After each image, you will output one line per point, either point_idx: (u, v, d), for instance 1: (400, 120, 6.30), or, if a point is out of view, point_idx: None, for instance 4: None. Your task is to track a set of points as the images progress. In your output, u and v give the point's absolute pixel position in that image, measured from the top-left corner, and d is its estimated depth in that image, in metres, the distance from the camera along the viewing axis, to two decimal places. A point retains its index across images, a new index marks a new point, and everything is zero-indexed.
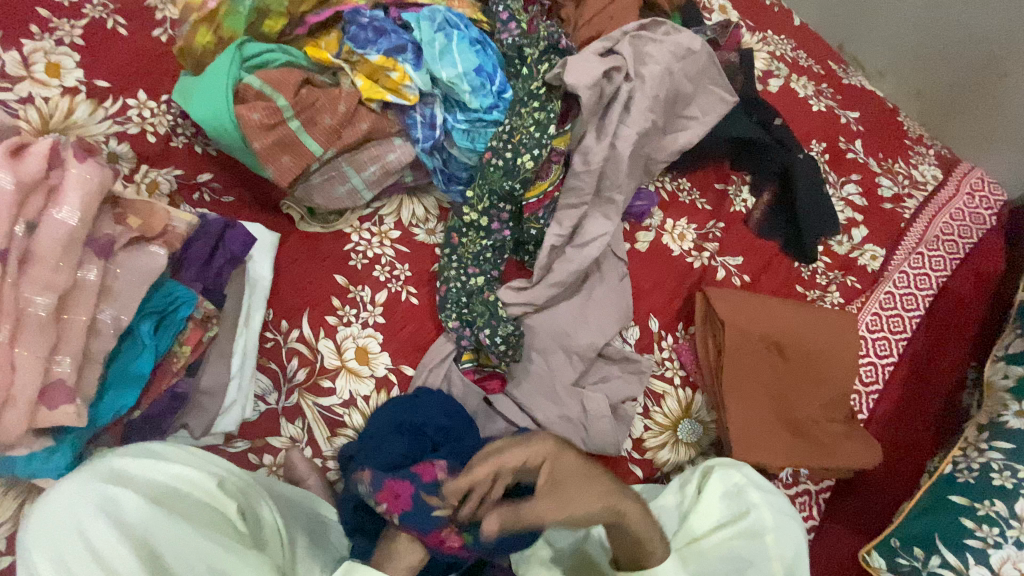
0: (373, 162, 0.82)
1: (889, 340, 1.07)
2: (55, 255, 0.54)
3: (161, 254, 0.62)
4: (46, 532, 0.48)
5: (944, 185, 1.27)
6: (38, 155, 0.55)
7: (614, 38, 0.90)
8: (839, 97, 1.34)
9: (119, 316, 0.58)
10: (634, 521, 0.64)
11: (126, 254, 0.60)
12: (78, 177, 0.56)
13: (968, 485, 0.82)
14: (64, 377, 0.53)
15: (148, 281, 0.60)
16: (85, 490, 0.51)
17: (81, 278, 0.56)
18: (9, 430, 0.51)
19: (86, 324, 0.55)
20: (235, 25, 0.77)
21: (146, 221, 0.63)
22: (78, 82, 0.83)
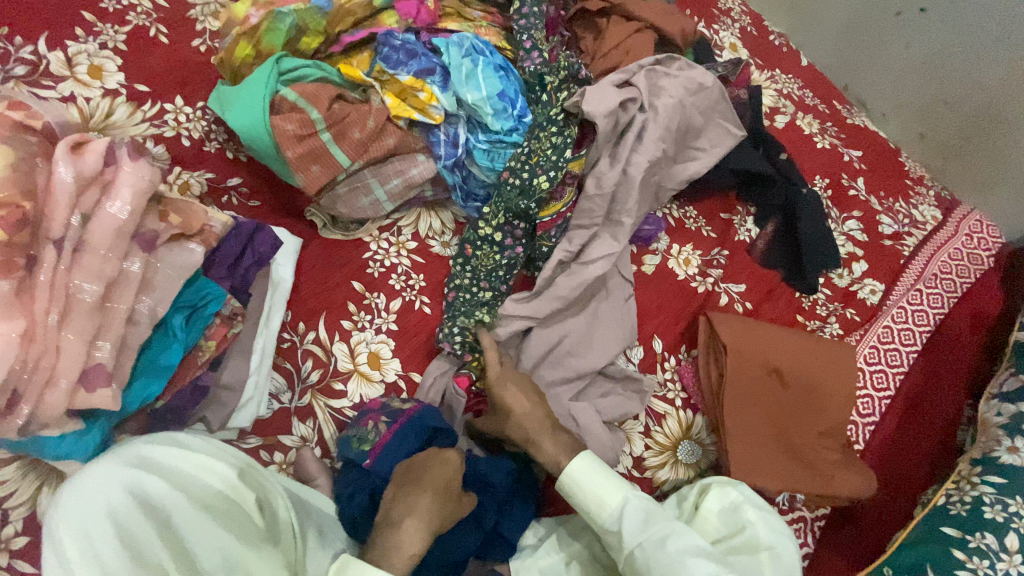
0: (396, 176, 0.86)
1: (886, 373, 1.10)
2: (105, 247, 0.57)
3: (198, 251, 0.65)
4: (73, 508, 0.49)
5: (943, 226, 1.31)
6: (95, 152, 0.58)
7: (631, 71, 0.95)
8: (843, 136, 1.39)
9: (155, 308, 0.61)
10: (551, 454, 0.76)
11: (166, 249, 0.63)
12: (130, 175, 0.60)
13: (960, 518, 0.83)
14: (104, 361, 0.56)
15: (184, 276, 0.63)
16: (113, 474, 0.52)
17: (125, 269, 0.59)
18: (48, 410, 0.53)
19: (127, 314, 0.58)
20: (273, 41, 0.81)
21: (186, 219, 0.66)
22: (119, 85, 0.87)
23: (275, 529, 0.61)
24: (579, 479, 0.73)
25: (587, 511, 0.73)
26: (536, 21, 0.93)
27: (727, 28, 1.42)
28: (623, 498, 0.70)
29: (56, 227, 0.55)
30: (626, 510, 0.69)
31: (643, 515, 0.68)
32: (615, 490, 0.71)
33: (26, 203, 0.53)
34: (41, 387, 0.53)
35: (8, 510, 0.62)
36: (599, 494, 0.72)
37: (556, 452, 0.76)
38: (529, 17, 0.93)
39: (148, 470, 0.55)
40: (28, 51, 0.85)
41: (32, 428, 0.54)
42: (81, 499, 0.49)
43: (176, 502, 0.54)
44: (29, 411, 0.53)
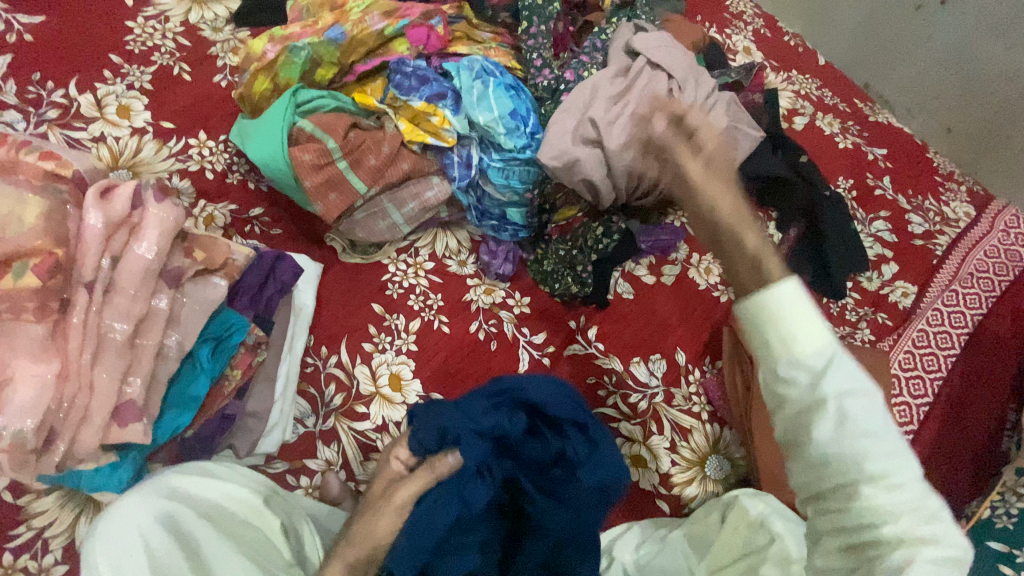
0: (413, 199, 0.87)
1: (923, 379, 1.07)
2: (132, 286, 0.59)
3: (222, 285, 0.67)
4: (106, 540, 0.51)
5: (977, 223, 1.27)
6: (123, 197, 0.60)
7: (635, 66, 0.91)
8: (866, 135, 1.36)
9: (182, 341, 0.63)
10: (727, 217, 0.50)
11: (192, 285, 0.65)
12: (156, 216, 0.62)
13: (1006, 531, 0.79)
14: (134, 397, 0.58)
15: (208, 310, 0.65)
16: (148, 505, 0.54)
17: (153, 306, 0.61)
18: (83, 446, 0.56)
19: (155, 349, 0.60)
20: (290, 74, 0.84)
21: (211, 255, 0.67)
22: (145, 123, 0.91)
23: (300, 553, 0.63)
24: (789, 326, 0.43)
25: (753, 343, 0.45)
26: (544, 40, 0.94)
27: (740, 32, 1.41)
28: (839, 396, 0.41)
29: (87, 270, 0.57)
30: (835, 375, 0.42)
31: (870, 409, 0.42)
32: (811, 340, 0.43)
33: (56, 249, 0.55)
34: (76, 424, 0.55)
35: (47, 539, 0.65)
36: (802, 328, 0.43)
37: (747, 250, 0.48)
38: (538, 36, 0.94)
39: (181, 501, 0.56)
40: (59, 95, 0.90)
41: (69, 463, 0.57)
42: (114, 534, 0.51)
43: (206, 533, 0.56)
44: (65, 447, 0.55)
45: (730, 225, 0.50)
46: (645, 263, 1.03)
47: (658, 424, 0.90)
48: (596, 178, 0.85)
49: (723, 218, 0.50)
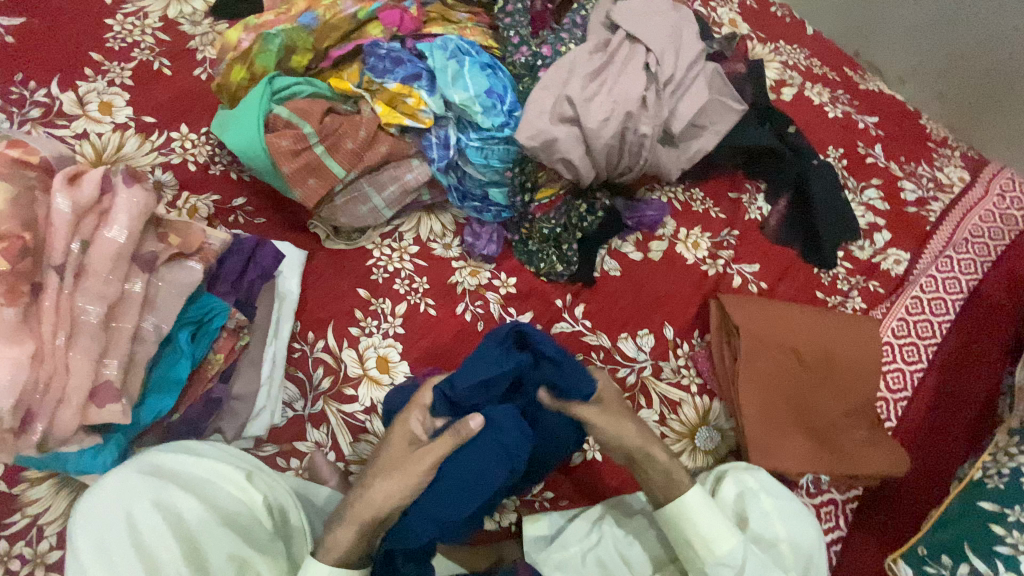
0: (392, 182, 0.88)
1: (917, 345, 1.05)
2: (105, 270, 0.60)
3: (198, 269, 0.68)
4: (88, 518, 0.53)
5: (972, 188, 1.25)
6: (92, 181, 0.62)
7: (614, 41, 0.89)
8: (856, 103, 1.34)
9: (159, 325, 0.64)
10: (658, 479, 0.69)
11: (167, 269, 0.66)
12: (127, 201, 0.63)
13: (997, 492, 0.79)
14: (112, 378, 0.59)
15: (185, 294, 0.66)
16: (132, 484, 0.55)
17: (128, 290, 0.62)
18: (61, 427, 0.57)
19: (131, 331, 0.61)
20: (266, 62, 0.84)
21: (185, 239, 0.69)
22: (127, 118, 0.92)
23: (284, 530, 0.64)
24: (702, 533, 0.66)
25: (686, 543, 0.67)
26: (521, 18, 0.94)
27: (725, 5, 1.39)
28: (733, 550, 0.65)
29: (57, 254, 0.58)
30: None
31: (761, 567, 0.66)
32: (721, 542, 0.65)
33: (26, 234, 0.56)
34: (54, 404, 0.57)
35: (43, 525, 0.66)
36: (715, 536, 0.65)
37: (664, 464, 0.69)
38: (515, 14, 0.94)
39: (163, 479, 0.58)
40: (42, 94, 0.91)
41: (52, 445, 0.58)
42: (97, 512, 0.53)
43: (190, 504, 0.57)
44: (44, 429, 0.56)
45: (641, 451, 0.69)
46: (632, 241, 1.02)
47: (647, 398, 0.90)
48: (575, 158, 0.84)
49: (638, 455, 0.70)
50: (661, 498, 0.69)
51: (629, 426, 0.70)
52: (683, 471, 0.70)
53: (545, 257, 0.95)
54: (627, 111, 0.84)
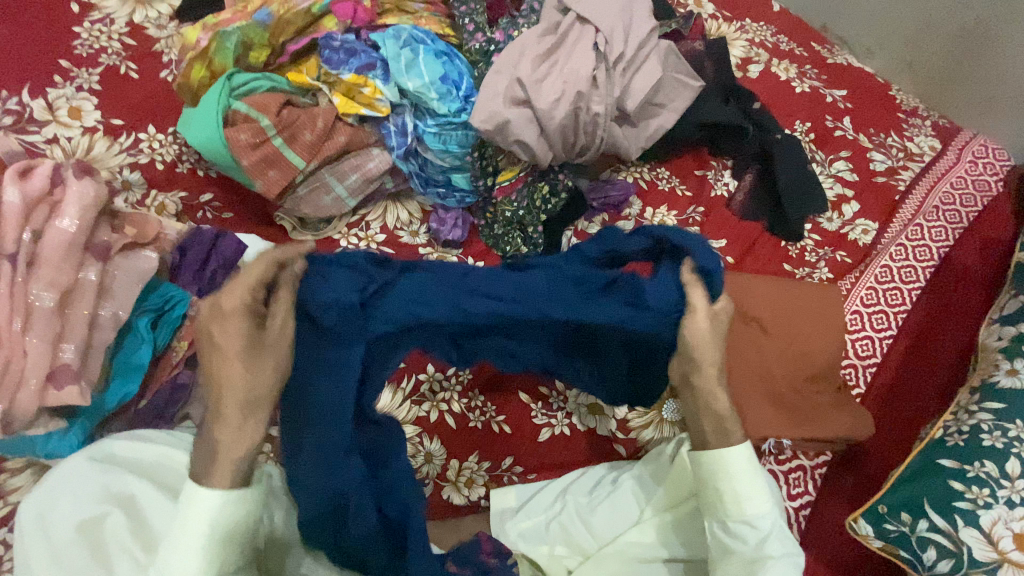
0: (353, 171, 0.90)
1: (886, 313, 1.06)
2: (58, 259, 0.62)
3: (153, 257, 0.70)
4: (36, 500, 0.57)
5: (943, 156, 1.25)
6: (41, 175, 0.65)
7: (565, 23, 0.92)
8: (824, 77, 1.34)
9: (117, 312, 0.67)
10: (718, 414, 0.63)
11: (122, 257, 0.68)
12: (77, 193, 0.65)
13: (957, 448, 0.77)
14: (69, 362, 0.62)
15: (141, 280, 0.69)
16: (79, 469, 0.59)
17: (82, 278, 0.64)
18: (22, 408, 0.59)
19: (87, 317, 0.64)
20: (224, 59, 0.87)
21: (141, 230, 0.71)
22: (96, 122, 0.94)
23: None
24: (735, 483, 0.62)
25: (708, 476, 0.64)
26: (476, 5, 0.96)
27: None
28: (764, 514, 0.61)
29: (9, 243, 0.61)
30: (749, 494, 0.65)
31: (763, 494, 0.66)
32: (757, 502, 0.61)
33: None
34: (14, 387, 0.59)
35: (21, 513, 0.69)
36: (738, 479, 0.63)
37: (721, 411, 0.63)
38: (470, 2, 0.96)
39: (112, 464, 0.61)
40: (13, 102, 0.93)
41: (17, 427, 0.61)
42: (43, 494, 0.57)
43: (139, 486, 0.60)
44: (5, 411, 0.59)
45: (709, 384, 0.61)
46: (598, 221, 1.02)
47: None
48: (528, 138, 0.87)
49: (705, 385, 0.61)
50: (711, 442, 0.63)
51: (715, 356, 0.61)
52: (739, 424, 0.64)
53: (512, 238, 0.96)
54: (578, 90, 0.87)
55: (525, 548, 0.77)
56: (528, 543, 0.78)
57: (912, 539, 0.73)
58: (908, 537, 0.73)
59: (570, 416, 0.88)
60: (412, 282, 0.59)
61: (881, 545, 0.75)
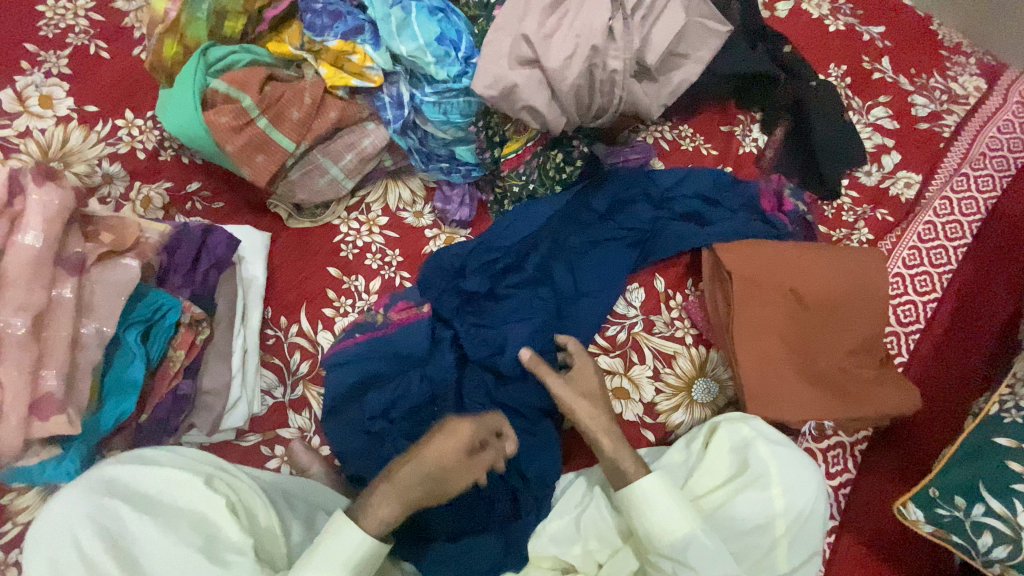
0: (348, 150, 0.83)
1: (930, 274, 0.98)
2: (25, 279, 0.58)
3: (134, 265, 0.65)
4: (41, 544, 0.54)
5: (991, 96, 1.14)
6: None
7: None
8: (860, 13, 1.21)
9: (101, 328, 0.62)
10: (608, 448, 0.68)
11: (99, 271, 0.64)
12: (40, 203, 0.60)
13: (1016, 426, 0.71)
14: (52, 391, 0.57)
15: (124, 293, 0.63)
16: (76, 502, 0.55)
17: (56, 296, 0.60)
18: (6, 443, 0.56)
19: (68, 338, 0.59)
20: (197, 32, 0.78)
21: (119, 236, 0.68)
22: (70, 110, 0.86)
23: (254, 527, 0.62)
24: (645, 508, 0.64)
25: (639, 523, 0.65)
26: None
27: None
28: (685, 534, 0.62)
29: None
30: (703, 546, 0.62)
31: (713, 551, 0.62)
32: (679, 523, 0.63)
33: None
34: None
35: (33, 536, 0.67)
36: (669, 520, 0.63)
37: (614, 449, 0.68)
38: None
39: (108, 497, 0.56)
40: None
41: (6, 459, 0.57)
42: (46, 535, 0.54)
43: (143, 523, 0.55)
44: None
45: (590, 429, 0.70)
46: None
47: (640, 354, 0.85)
48: (538, 102, 0.78)
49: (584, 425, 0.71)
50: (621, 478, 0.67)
51: (581, 403, 0.71)
52: (630, 455, 0.68)
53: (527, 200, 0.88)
54: (592, 45, 0.78)
55: (557, 551, 0.70)
56: (559, 548, 0.71)
57: (966, 525, 0.70)
58: (962, 523, 0.70)
59: None
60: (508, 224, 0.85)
61: (934, 529, 0.72)
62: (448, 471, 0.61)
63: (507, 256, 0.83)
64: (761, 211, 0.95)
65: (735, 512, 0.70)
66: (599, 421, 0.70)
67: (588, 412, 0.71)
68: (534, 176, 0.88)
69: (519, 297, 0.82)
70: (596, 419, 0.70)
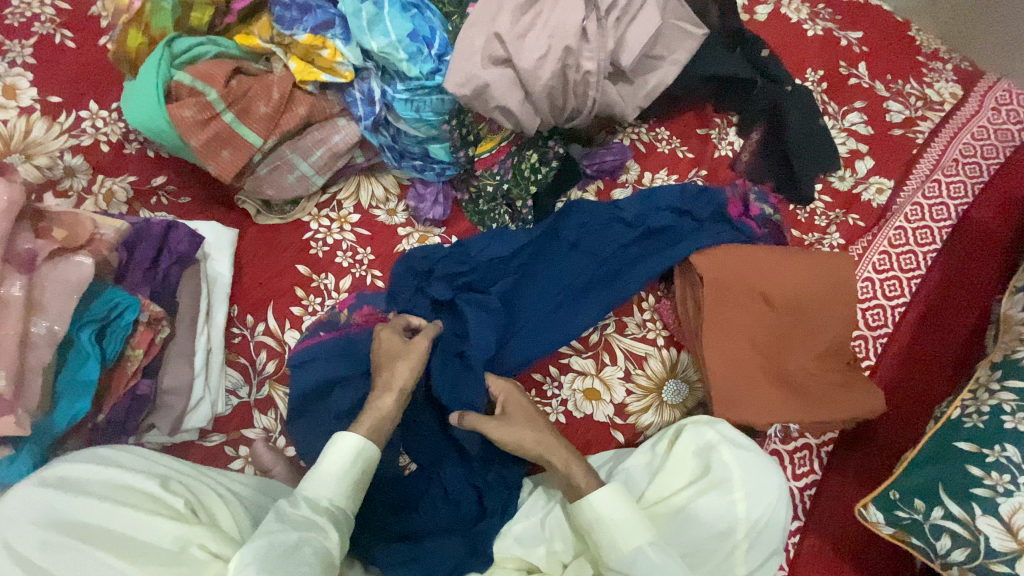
0: (318, 146, 0.81)
1: (899, 279, 0.99)
2: None
3: (88, 263, 0.63)
4: None
5: (965, 104, 1.15)
6: None
7: None
8: (839, 18, 1.22)
9: (53, 327, 0.60)
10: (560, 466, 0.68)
11: (50, 266, 0.62)
12: None
13: (976, 431, 0.72)
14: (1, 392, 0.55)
15: (77, 292, 0.61)
16: (29, 497, 0.54)
17: (5, 294, 0.58)
18: None
19: (18, 336, 0.57)
20: (163, 23, 0.77)
21: (73, 232, 0.65)
22: (33, 100, 0.84)
23: None
24: (600, 516, 0.64)
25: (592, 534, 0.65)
26: None
27: None
28: (639, 546, 0.63)
29: None
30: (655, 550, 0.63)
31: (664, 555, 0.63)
32: (634, 534, 0.64)
33: None
34: None
35: None
36: (624, 527, 0.64)
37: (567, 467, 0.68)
38: None
39: (67, 491, 0.55)
40: None
41: None
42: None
43: (103, 512, 0.55)
44: None
45: (539, 455, 0.69)
46: (592, 190, 0.94)
47: (612, 355, 0.85)
48: (511, 103, 0.78)
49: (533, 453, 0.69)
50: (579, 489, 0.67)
51: (524, 432, 0.69)
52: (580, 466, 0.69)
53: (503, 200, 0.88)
54: (566, 45, 0.77)
55: (521, 552, 0.70)
56: (524, 548, 0.70)
57: (925, 527, 0.70)
58: (920, 526, 0.71)
59: (566, 403, 0.83)
60: (478, 241, 0.84)
61: (893, 531, 0.73)
62: (408, 356, 0.69)
63: (476, 272, 0.82)
64: (728, 217, 0.93)
65: (691, 520, 0.70)
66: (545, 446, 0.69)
67: (534, 440, 0.69)
68: (509, 175, 0.88)
69: (478, 316, 0.80)
70: (541, 445, 0.69)
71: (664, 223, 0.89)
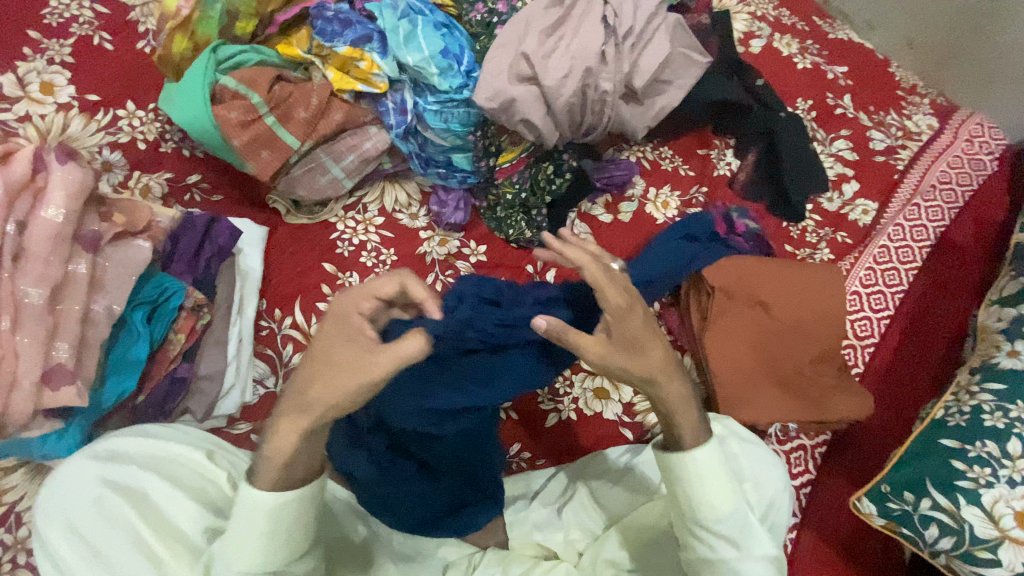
0: (350, 151, 0.86)
1: (884, 293, 1.06)
2: (45, 252, 0.62)
3: (146, 247, 0.69)
4: (53, 502, 0.55)
5: (941, 135, 1.24)
6: (23, 161, 0.64)
7: None
8: (826, 53, 1.32)
9: (111, 305, 0.65)
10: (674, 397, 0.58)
11: (113, 248, 0.67)
12: (61, 178, 0.64)
13: (959, 428, 0.78)
14: (63, 361, 0.61)
15: (135, 272, 0.67)
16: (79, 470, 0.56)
17: (72, 271, 0.64)
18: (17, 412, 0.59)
19: (79, 313, 0.63)
20: (209, 30, 0.82)
21: (131, 217, 0.71)
22: (71, 98, 0.86)
23: None
24: (692, 474, 0.58)
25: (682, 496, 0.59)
26: None
27: None
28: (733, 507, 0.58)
29: None
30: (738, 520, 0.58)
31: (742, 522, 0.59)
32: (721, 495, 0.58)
33: None
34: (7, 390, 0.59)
35: (20, 513, 0.66)
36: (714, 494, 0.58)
37: (677, 397, 0.58)
38: None
39: (116, 463, 0.57)
40: None
41: (10, 431, 0.60)
42: (57, 497, 0.55)
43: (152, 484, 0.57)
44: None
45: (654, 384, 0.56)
46: (601, 203, 0.99)
47: None
48: (534, 117, 0.84)
49: (651, 383, 0.56)
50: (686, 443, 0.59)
51: (640, 364, 0.55)
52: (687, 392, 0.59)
53: (519, 208, 0.93)
54: (587, 66, 0.84)
55: (539, 537, 0.75)
56: (544, 534, 0.75)
57: (914, 517, 0.76)
58: (910, 516, 0.76)
59: (577, 401, 0.87)
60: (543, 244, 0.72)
61: (885, 523, 0.78)
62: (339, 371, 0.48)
63: None
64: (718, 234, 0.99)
65: None
66: (657, 378, 0.56)
67: (656, 372, 0.56)
68: (527, 186, 0.93)
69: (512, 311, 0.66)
70: (656, 378, 0.56)
71: (689, 256, 0.91)
